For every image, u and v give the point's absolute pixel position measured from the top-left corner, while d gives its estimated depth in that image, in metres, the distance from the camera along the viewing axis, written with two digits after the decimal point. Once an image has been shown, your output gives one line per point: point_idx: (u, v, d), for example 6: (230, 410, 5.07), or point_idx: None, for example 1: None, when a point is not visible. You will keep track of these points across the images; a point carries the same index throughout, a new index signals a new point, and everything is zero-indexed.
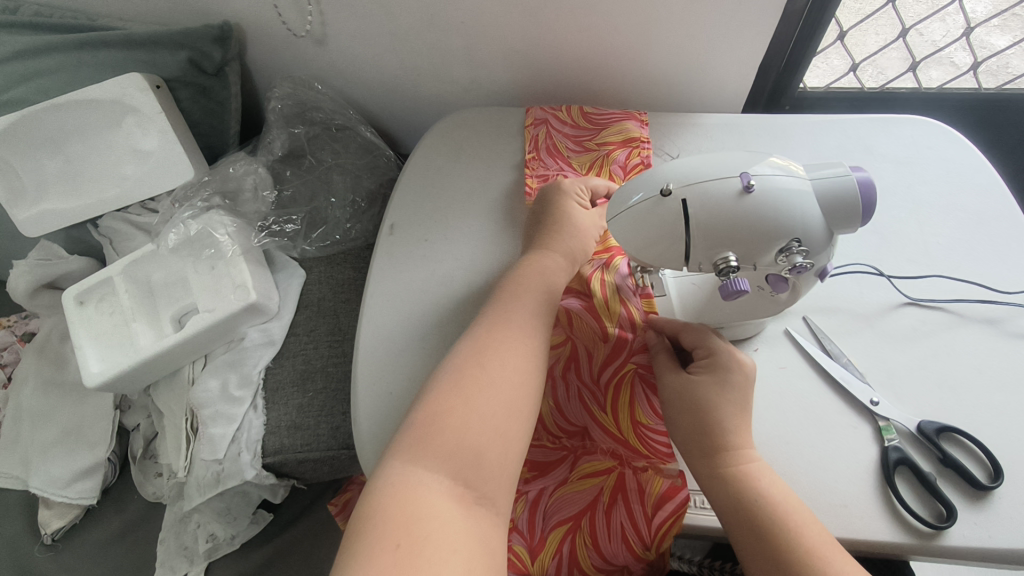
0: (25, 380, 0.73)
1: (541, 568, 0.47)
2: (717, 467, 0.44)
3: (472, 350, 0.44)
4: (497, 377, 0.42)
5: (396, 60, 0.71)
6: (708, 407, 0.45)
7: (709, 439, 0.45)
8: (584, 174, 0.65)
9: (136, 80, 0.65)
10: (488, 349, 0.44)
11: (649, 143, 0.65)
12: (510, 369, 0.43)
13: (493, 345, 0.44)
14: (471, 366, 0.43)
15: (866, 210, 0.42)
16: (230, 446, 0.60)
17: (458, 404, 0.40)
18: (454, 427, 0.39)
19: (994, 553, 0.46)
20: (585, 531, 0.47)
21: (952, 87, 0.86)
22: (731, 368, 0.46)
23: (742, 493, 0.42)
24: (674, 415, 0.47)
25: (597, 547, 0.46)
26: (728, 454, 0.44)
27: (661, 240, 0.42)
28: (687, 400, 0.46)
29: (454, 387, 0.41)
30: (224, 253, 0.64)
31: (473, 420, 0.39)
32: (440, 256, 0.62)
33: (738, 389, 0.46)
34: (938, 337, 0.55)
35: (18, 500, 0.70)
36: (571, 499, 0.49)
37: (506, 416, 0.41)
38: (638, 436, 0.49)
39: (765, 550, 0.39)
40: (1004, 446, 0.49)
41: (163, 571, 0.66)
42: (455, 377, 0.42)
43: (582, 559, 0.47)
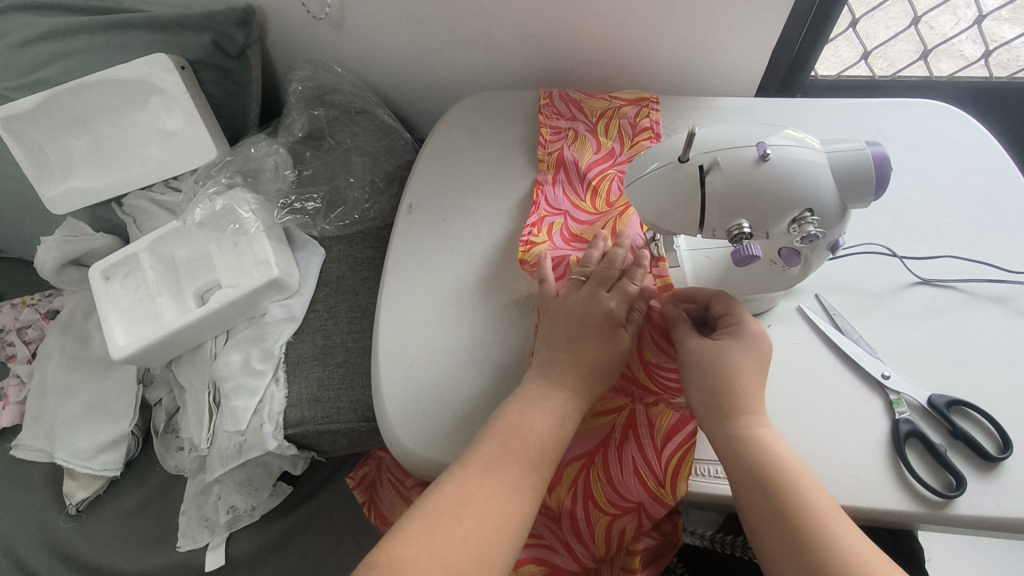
0: (49, 355, 0.75)
1: (557, 498, 0.52)
2: (733, 426, 0.44)
3: (492, 424, 0.47)
4: (521, 468, 0.44)
5: (414, 44, 0.72)
6: (730, 369, 0.46)
7: (728, 399, 0.45)
8: (594, 122, 0.66)
9: (162, 60, 0.67)
10: (520, 437, 0.45)
11: (659, 106, 0.66)
12: (516, 454, 0.45)
13: (524, 428, 0.46)
14: (496, 449, 0.45)
15: (878, 184, 0.43)
16: (253, 418, 0.62)
17: (478, 493, 0.43)
18: (451, 506, 0.42)
19: (1005, 522, 0.46)
20: (599, 467, 0.50)
21: (962, 76, 0.87)
22: (755, 338, 0.48)
23: (757, 454, 0.43)
24: (691, 375, 0.47)
25: (610, 481, 0.49)
26: (744, 415, 0.45)
27: (677, 206, 0.43)
28: (709, 360, 0.46)
29: (463, 468, 0.44)
30: (248, 230, 0.66)
31: (470, 499, 0.42)
32: (458, 233, 0.63)
33: (757, 357, 0.47)
34: (949, 314, 0.56)
35: (43, 472, 0.72)
36: (587, 435, 0.51)
37: (502, 498, 0.43)
38: (649, 374, 0.51)
39: (775, 508, 0.41)
40: (1013, 419, 0.50)
41: (186, 541, 0.68)
42: (481, 462, 0.44)
43: (597, 492, 0.50)
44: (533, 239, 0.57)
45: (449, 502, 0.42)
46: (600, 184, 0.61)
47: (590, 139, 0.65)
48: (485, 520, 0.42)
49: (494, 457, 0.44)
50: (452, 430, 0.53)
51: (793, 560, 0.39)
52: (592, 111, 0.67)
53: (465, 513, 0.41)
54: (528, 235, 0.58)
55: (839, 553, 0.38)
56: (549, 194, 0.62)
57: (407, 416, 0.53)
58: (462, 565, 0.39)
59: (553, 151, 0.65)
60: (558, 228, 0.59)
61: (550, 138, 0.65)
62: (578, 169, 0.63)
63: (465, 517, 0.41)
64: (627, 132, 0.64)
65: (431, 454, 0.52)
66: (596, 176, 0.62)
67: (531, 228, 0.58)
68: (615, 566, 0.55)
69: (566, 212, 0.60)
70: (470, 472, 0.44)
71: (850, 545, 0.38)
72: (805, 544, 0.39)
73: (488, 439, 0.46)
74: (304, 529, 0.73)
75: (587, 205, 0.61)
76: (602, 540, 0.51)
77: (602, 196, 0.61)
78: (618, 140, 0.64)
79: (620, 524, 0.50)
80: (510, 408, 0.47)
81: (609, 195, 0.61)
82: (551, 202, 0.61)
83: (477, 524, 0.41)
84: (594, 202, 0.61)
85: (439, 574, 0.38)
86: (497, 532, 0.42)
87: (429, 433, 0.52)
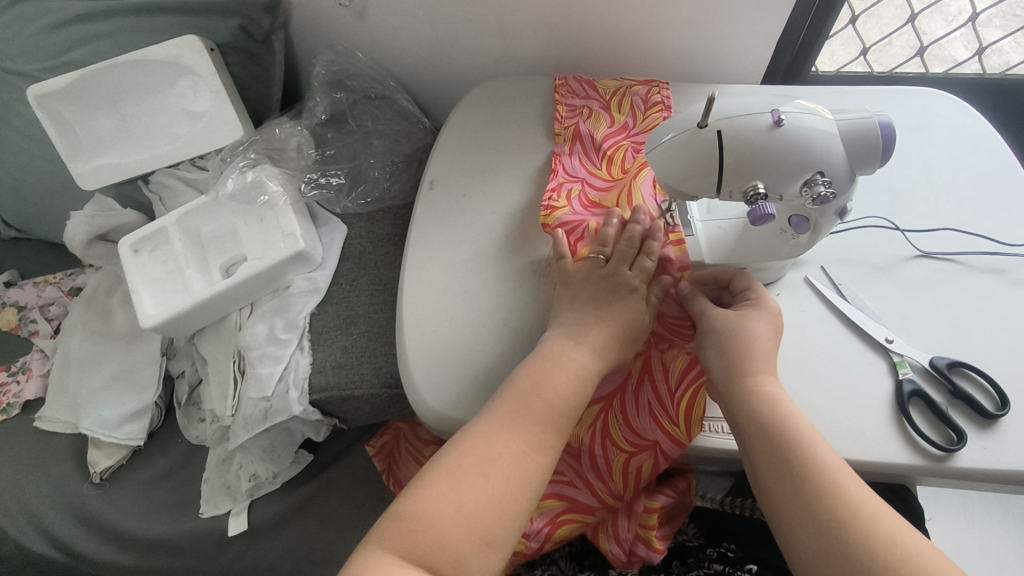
0: (73, 330, 0.77)
1: (576, 437, 0.54)
2: (749, 386, 0.47)
3: (515, 384, 0.48)
4: (540, 425, 0.46)
5: (433, 32, 0.75)
6: (749, 336, 0.49)
7: (744, 361, 0.48)
8: (607, 98, 0.70)
9: (193, 42, 0.70)
10: (541, 398, 0.47)
11: (667, 86, 0.71)
12: (536, 415, 0.47)
13: (543, 387, 0.48)
14: (516, 408, 0.47)
15: (885, 151, 0.46)
16: (278, 385, 0.64)
17: (503, 450, 0.45)
18: (475, 461, 0.44)
19: (1003, 474, 0.49)
20: (616, 409, 0.53)
21: (955, 74, 0.91)
22: (773, 311, 0.51)
23: (771, 411, 0.45)
24: (712, 341, 0.50)
25: (627, 422, 0.52)
26: (758, 377, 0.47)
27: (696, 170, 0.46)
28: (730, 326, 0.50)
29: (486, 426, 0.46)
30: (276, 204, 0.69)
31: (493, 456, 0.44)
32: (477, 208, 0.66)
33: (774, 326, 0.50)
34: (948, 285, 0.58)
35: (67, 442, 0.74)
36: (606, 380, 0.54)
37: (522, 456, 0.45)
38: (661, 323, 0.56)
39: (786, 462, 0.42)
40: (1009, 380, 0.53)
41: (208, 508, 0.71)
42: (503, 419, 0.46)
43: (615, 432, 0.53)
44: (555, 203, 0.60)
45: (474, 459, 0.44)
46: (615, 154, 0.65)
47: (603, 115, 0.69)
48: (508, 475, 0.44)
49: (515, 416, 0.46)
50: (477, 388, 0.55)
51: (803, 508, 0.40)
52: (602, 91, 0.71)
53: (488, 469, 0.43)
54: (550, 201, 0.60)
55: (847, 506, 0.39)
56: (566, 163, 0.65)
57: (432, 376, 0.56)
58: (486, 518, 0.42)
59: (569, 125, 0.68)
60: (577, 194, 0.62)
61: (565, 115, 0.69)
62: (593, 141, 0.66)
63: (489, 474, 0.43)
64: (639, 106, 0.68)
65: (456, 412, 0.54)
66: (611, 147, 0.65)
67: (551, 193, 0.61)
68: (632, 521, 0.57)
69: (583, 180, 0.64)
70: (492, 429, 0.46)
71: (857, 496, 0.40)
72: (815, 494, 0.40)
73: (509, 399, 0.47)
74: (325, 496, 0.75)
75: (603, 172, 0.64)
76: (619, 476, 0.54)
77: (617, 164, 0.64)
78: (631, 115, 0.68)
79: (636, 462, 0.52)
80: (532, 369, 0.49)
81: (623, 163, 0.64)
82: (569, 170, 0.64)
83: (501, 481, 0.43)
84: (609, 170, 0.64)
85: (463, 526, 0.41)
86: (517, 489, 0.44)
87: (454, 392, 0.55)
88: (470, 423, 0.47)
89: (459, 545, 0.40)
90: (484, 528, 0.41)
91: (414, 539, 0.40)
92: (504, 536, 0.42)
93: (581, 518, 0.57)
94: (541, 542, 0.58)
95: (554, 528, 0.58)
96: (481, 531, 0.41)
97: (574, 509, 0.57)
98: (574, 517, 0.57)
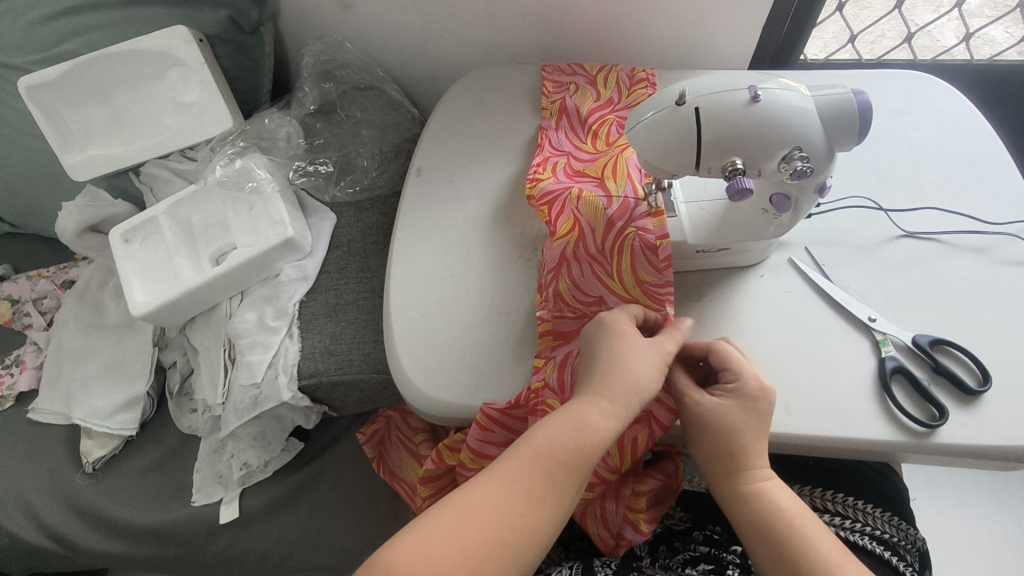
0: (66, 322, 0.78)
1: None
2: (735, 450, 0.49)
3: (533, 435, 0.45)
4: (530, 484, 0.44)
5: (420, 22, 0.75)
6: (732, 431, 0.48)
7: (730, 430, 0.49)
8: (594, 74, 0.72)
9: (182, 32, 0.70)
10: (552, 456, 0.44)
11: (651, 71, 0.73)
12: (543, 477, 0.44)
13: (542, 446, 0.45)
14: (509, 463, 0.45)
15: (862, 126, 0.47)
16: (268, 371, 0.65)
17: (480, 504, 0.43)
18: (476, 519, 0.42)
19: (985, 449, 0.49)
20: None
21: (944, 60, 0.90)
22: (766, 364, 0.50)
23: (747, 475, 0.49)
24: (704, 445, 0.50)
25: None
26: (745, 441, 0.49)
27: (675, 148, 0.46)
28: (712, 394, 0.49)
29: (491, 485, 0.44)
30: (264, 190, 0.70)
31: (495, 513, 0.43)
32: (465, 195, 0.66)
33: (758, 420, 0.48)
34: (931, 264, 0.59)
35: (59, 434, 0.74)
36: None
37: (523, 511, 0.43)
38: (644, 292, 0.54)
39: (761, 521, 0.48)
40: (992, 358, 0.53)
41: (201, 496, 0.71)
42: (511, 476, 0.44)
43: None
44: (539, 176, 0.62)
45: (450, 508, 0.43)
46: (599, 128, 0.66)
47: (590, 90, 0.70)
48: (482, 531, 0.42)
49: (521, 475, 0.44)
50: (461, 369, 0.55)
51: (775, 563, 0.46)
52: (589, 70, 0.73)
53: (464, 523, 0.42)
54: (535, 174, 0.62)
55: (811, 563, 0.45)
56: (552, 137, 0.66)
57: (418, 358, 0.56)
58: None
59: (556, 100, 0.69)
60: (561, 166, 0.63)
61: (553, 90, 0.70)
62: (579, 115, 0.67)
63: (464, 527, 0.42)
64: (625, 83, 0.70)
65: (440, 392, 0.54)
66: (596, 121, 0.66)
67: (537, 167, 0.63)
68: (620, 503, 0.58)
69: (569, 153, 0.65)
70: (500, 483, 0.44)
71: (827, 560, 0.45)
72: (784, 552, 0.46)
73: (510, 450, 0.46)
74: (314, 486, 0.75)
75: (587, 146, 0.65)
76: (616, 450, 0.53)
77: (601, 138, 0.65)
78: (616, 90, 0.70)
79: (631, 435, 0.52)
80: (549, 424, 0.46)
81: (607, 138, 0.65)
82: (555, 145, 0.66)
83: (474, 536, 0.42)
84: (594, 143, 0.65)
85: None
86: (496, 545, 0.42)
87: (438, 372, 0.55)
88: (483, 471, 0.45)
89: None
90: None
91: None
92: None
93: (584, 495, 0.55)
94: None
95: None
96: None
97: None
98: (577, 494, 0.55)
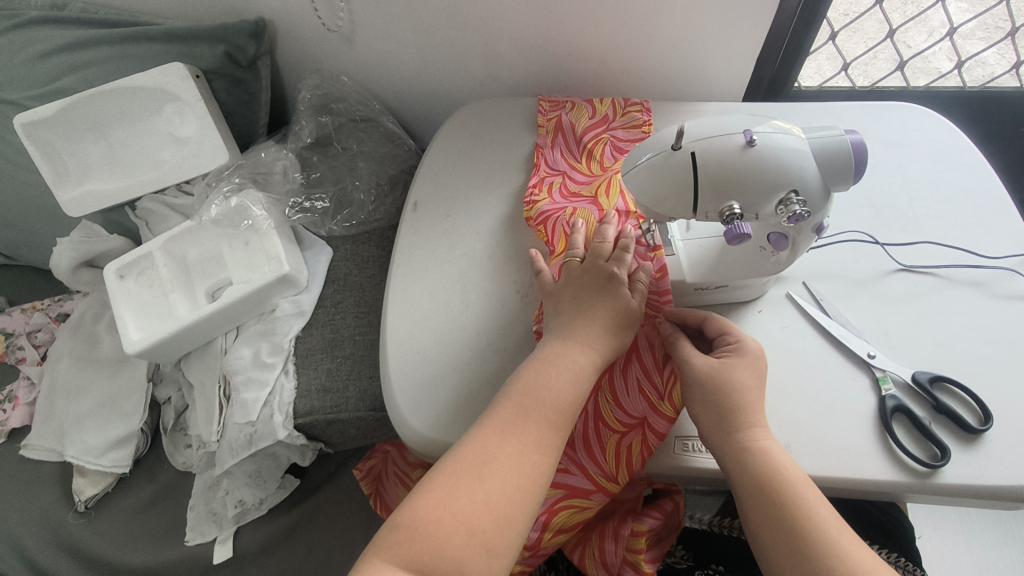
0: (59, 357, 0.77)
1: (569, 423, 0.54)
2: (740, 440, 0.47)
3: (519, 385, 0.48)
4: (539, 426, 0.46)
5: (416, 55, 0.76)
6: (734, 385, 0.49)
7: (735, 416, 0.48)
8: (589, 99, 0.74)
9: (179, 69, 0.72)
10: (536, 396, 0.47)
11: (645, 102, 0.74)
12: (533, 419, 0.46)
13: (543, 388, 0.47)
14: (514, 409, 0.47)
15: (858, 168, 0.46)
16: (263, 409, 0.64)
17: (496, 452, 0.44)
18: (476, 467, 0.44)
19: (987, 490, 0.49)
20: (606, 390, 0.54)
21: (938, 87, 0.90)
22: (754, 355, 0.50)
23: (768, 469, 0.45)
24: (700, 396, 0.49)
25: (618, 402, 0.52)
26: (751, 429, 0.47)
27: (672, 192, 0.46)
28: (715, 380, 0.49)
29: (482, 439, 0.45)
30: (259, 227, 0.71)
31: (494, 458, 0.44)
32: (461, 230, 0.66)
33: (758, 369, 0.50)
34: (929, 299, 0.59)
35: (51, 471, 0.73)
36: None
37: (521, 455, 0.44)
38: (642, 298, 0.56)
39: (783, 518, 0.43)
40: (993, 395, 0.53)
41: (194, 535, 0.70)
42: (503, 422, 0.46)
43: (606, 413, 0.53)
44: (535, 198, 0.64)
45: (467, 463, 0.44)
46: (594, 147, 0.68)
47: (585, 107, 0.72)
48: (505, 478, 0.43)
49: (513, 420, 0.46)
50: (458, 408, 0.55)
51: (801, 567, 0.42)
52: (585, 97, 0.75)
53: (485, 472, 0.43)
54: (532, 195, 0.64)
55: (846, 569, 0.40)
56: (548, 156, 0.68)
57: (416, 403, 0.55)
58: (484, 524, 0.42)
59: (552, 117, 0.71)
60: (557, 187, 0.65)
61: (549, 108, 0.73)
62: (575, 133, 0.70)
63: (485, 477, 0.43)
64: (620, 103, 0.71)
65: (439, 436, 0.53)
66: (591, 140, 0.69)
67: (533, 188, 0.65)
68: (618, 544, 0.57)
69: (564, 173, 0.67)
70: (491, 432, 0.46)
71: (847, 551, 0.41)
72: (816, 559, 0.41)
73: (508, 398, 0.48)
74: (309, 524, 0.75)
75: (582, 166, 0.68)
76: (612, 457, 0.51)
77: (596, 159, 0.67)
78: (612, 108, 0.71)
79: (627, 441, 0.51)
80: (529, 371, 0.49)
81: (603, 159, 0.67)
82: (551, 164, 0.68)
83: (497, 484, 0.43)
84: (589, 164, 0.67)
85: (462, 534, 0.41)
86: (502, 485, 0.43)
87: (435, 413, 0.54)
88: (474, 426, 0.47)
89: (460, 552, 0.40)
90: (483, 535, 0.41)
91: (413, 550, 0.40)
92: (506, 544, 0.42)
93: (580, 505, 0.53)
94: (541, 532, 0.55)
95: (552, 517, 0.54)
96: (481, 536, 0.41)
97: (571, 496, 0.53)
98: (573, 504, 0.53)
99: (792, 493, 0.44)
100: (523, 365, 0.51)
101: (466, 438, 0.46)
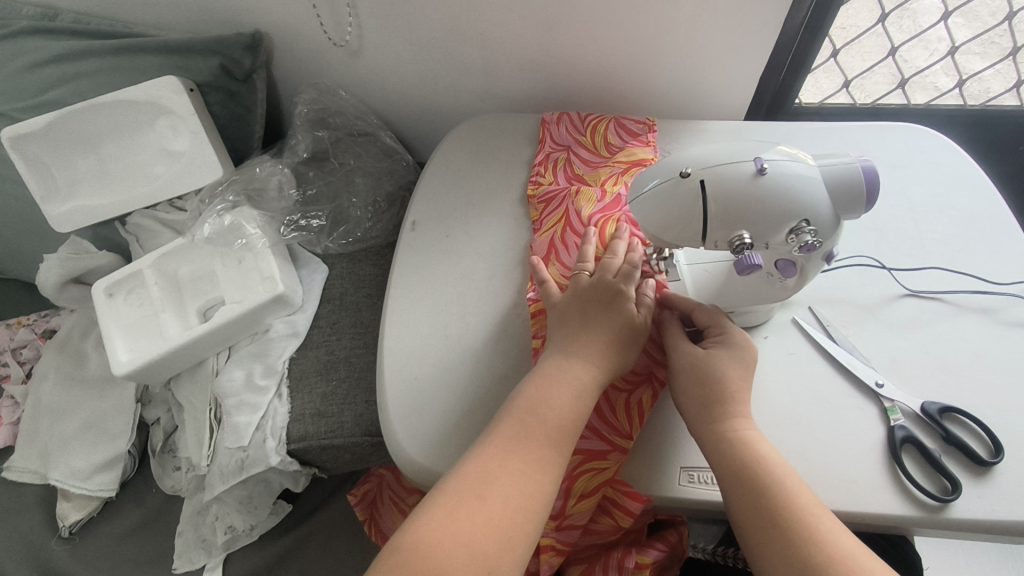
0: (44, 375, 0.74)
1: None
2: (721, 431, 0.46)
3: (520, 403, 0.47)
4: (541, 446, 0.45)
5: (415, 70, 0.75)
6: (719, 375, 0.48)
7: (719, 405, 0.47)
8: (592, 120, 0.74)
9: (172, 83, 0.70)
10: (538, 412, 0.46)
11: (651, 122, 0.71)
12: (535, 438, 0.45)
13: (544, 406, 0.46)
14: (515, 428, 0.45)
15: (869, 196, 0.45)
16: (255, 434, 0.62)
17: (499, 472, 0.43)
18: (475, 489, 0.42)
19: (999, 525, 0.47)
20: None
21: (937, 105, 0.90)
22: (743, 348, 0.50)
23: (747, 461, 0.44)
24: (683, 385, 0.49)
25: None
26: (734, 420, 0.47)
27: (680, 220, 0.45)
28: (698, 369, 0.49)
29: (483, 459, 0.44)
30: (254, 246, 0.69)
31: (494, 479, 0.43)
32: (461, 250, 0.64)
33: (743, 361, 0.49)
34: (938, 325, 0.58)
35: (36, 494, 0.71)
36: None
37: (522, 477, 0.43)
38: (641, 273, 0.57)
39: (763, 510, 0.42)
40: (1003, 426, 0.51)
41: (182, 562, 0.68)
42: (504, 442, 0.45)
43: None
44: (541, 177, 0.67)
45: (470, 483, 0.42)
46: (599, 123, 0.70)
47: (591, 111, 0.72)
48: (506, 499, 0.42)
49: (514, 440, 0.45)
50: (458, 436, 0.53)
51: (782, 558, 0.40)
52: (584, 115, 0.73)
53: (486, 492, 0.42)
54: (538, 174, 0.67)
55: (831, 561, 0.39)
56: (554, 131, 0.71)
57: (414, 432, 0.53)
58: (486, 545, 0.40)
59: None
60: (562, 163, 0.68)
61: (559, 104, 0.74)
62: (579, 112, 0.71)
63: (487, 497, 0.42)
64: None
65: (437, 469, 0.51)
66: (595, 117, 0.71)
67: (539, 166, 0.68)
68: None
69: (569, 147, 0.70)
70: (492, 451, 0.44)
71: (837, 543, 0.40)
72: (801, 554, 0.40)
73: (508, 416, 0.46)
74: (301, 549, 0.73)
75: (587, 140, 0.70)
76: (623, 414, 0.51)
77: (601, 133, 0.69)
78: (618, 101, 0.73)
79: (636, 397, 0.52)
80: (530, 386, 0.48)
81: (606, 135, 0.69)
82: (556, 138, 0.71)
83: (499, 504, 0.42)
84: (594, 138, 0.69)
85: (464, 556, 0.39)
86: (502, 506, 0.42)
87: (434, 443, 0.52)
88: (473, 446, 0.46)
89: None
90: (485, 557, 0.40)
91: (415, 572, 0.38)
92: (509, 569, 0.40)
93: (599, 467, 0.50)
94: (563, 499, 0.52)
95: (572, 482, 0.51)
96: (483, 558, 0.39)
97: (588, 458, 0.51)
98: (591, 467, 0.51)
99: (775, 486, 0.43)
100: (523, 381, 0.50)
101: (466, 458, 0.45)
